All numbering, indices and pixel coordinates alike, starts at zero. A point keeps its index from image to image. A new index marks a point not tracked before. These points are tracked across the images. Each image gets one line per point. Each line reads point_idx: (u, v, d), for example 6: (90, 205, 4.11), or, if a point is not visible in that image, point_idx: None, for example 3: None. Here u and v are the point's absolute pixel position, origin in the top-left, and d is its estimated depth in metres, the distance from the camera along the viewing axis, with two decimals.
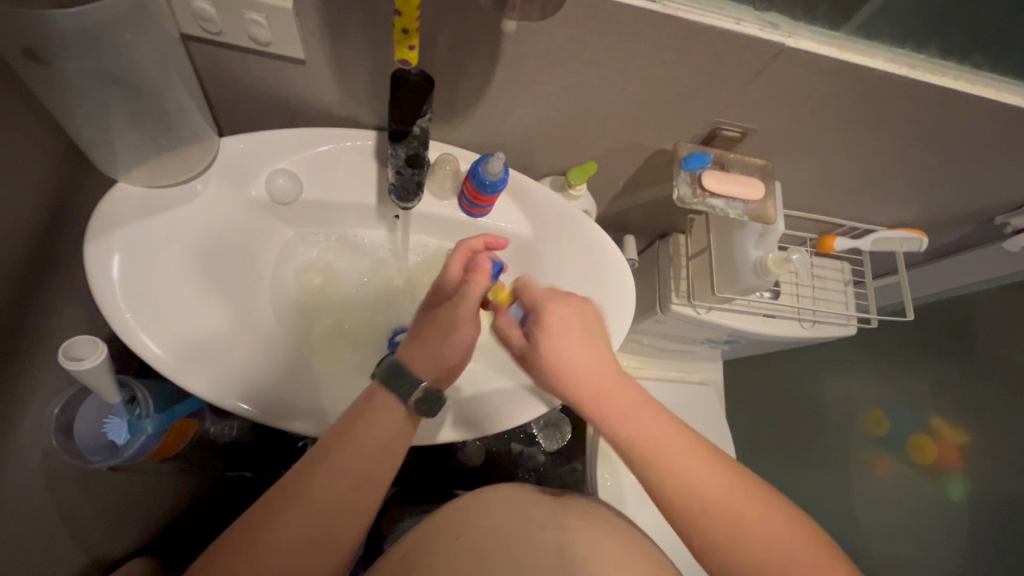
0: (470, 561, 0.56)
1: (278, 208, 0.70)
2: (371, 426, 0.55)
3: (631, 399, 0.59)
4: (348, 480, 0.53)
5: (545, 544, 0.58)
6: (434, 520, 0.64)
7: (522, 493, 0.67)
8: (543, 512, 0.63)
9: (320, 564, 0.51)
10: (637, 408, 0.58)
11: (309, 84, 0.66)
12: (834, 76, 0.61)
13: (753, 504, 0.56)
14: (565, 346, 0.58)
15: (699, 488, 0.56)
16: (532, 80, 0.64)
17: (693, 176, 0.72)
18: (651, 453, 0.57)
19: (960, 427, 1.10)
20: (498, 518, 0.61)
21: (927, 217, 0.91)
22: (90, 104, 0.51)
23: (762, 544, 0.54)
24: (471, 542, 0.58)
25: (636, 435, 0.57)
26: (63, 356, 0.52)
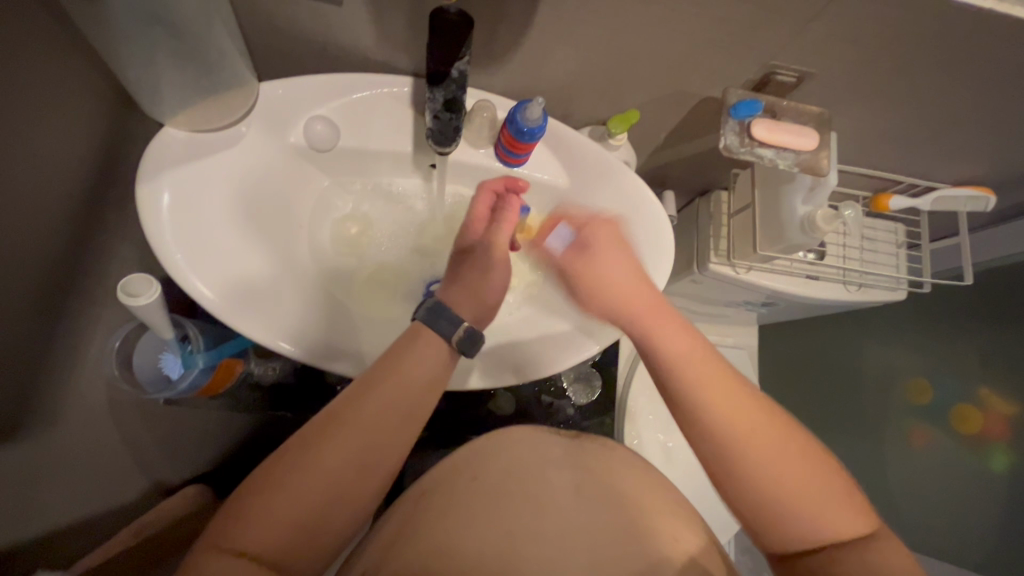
0: (486, 497, 0.57)
1: (317, 155, 0.71)
2: (414, 358, 0.56)
3: (668, 318, 0.63)
4: (397, 406, 0.54)
5: (560, 485, 0.59)
6: (451, 461, 0.66)
7: (539, 434, 0.69)
8: (557, 456, 0.64)
9: (378, 472, 0.53)
10: (675, 331, 0.62)
11: (345, 27, 0.65)
12: (908, 11, 0.56)
13: (782, 451, 0.54)
14: (608, 262, 0.67)
15: (722, 429, 0.56)
16: (574, 20, 0.61)
17: (742, 125, 0.68)
18: (689, 379, 0.58)
19: (1010, 396, 1.04)
20: (512, 459, 0.62)
21: (996, 174, 0.85)
22: (134, 45, 0.52)
23: (783, 491, 0.53)
24: (487, 481, 0.59)
25: (676, 357, 0.60)
26: (121, 292, 0.55)
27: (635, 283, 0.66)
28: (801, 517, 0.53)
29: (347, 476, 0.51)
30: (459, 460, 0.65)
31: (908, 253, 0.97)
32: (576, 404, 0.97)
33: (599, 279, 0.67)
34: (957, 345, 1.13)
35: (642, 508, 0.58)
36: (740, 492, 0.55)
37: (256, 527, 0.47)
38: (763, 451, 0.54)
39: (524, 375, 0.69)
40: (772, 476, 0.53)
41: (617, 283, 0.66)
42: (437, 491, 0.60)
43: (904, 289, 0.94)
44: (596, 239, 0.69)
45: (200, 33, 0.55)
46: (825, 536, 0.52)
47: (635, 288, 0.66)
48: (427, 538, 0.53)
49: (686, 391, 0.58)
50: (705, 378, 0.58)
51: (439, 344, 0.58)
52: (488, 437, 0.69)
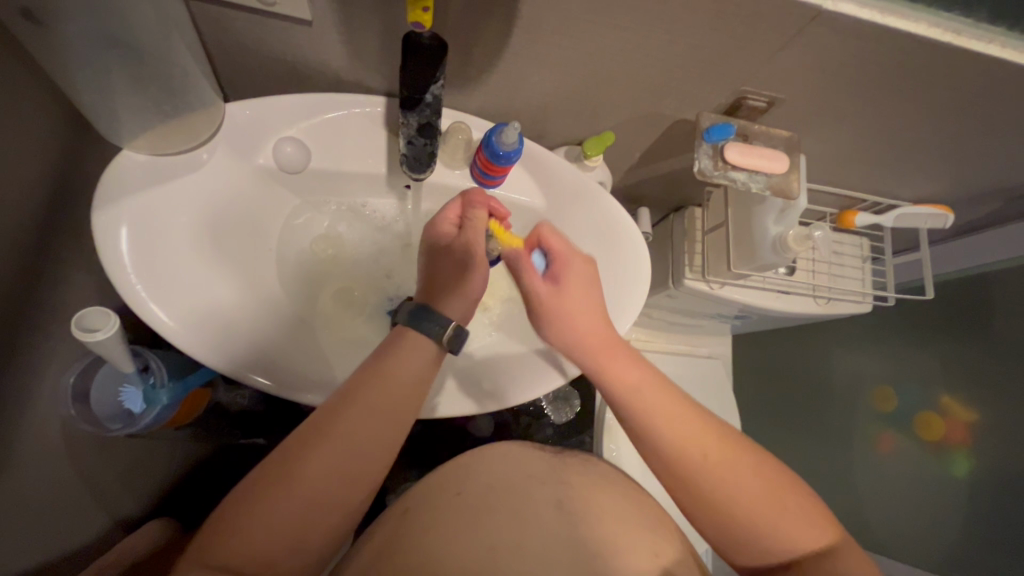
0: (470, 517, 0.56)
1: (287, 177, 0.69)
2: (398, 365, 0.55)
3: (623, 354, 0.60)
4: (375, 420, 0.53)
5: (543, 501, 0.58)
6: (433, 478, 0.65)
7: (522, 451, 0.68)
8: (544, 470, 0.63)
9: (354, 489, 0.51)
10: (625, 365, 0.59)
11: (317, 46, 0.63)
12: (873, 43, 0.57)
13: (705, 441, 0.57)
14: (575, 315, 0.59)
15: (667, 441, 0.57)
16: (551, 45, 0.61)
17: (715, 148, 0.69)
18: (641, 408, 0.58)
19: (970, 407, 1.08)
20: (494, 477, 0.61)
21: (954, 193, 0.88)
22: (91, 69, 0.49)
23: (708, 481, 0.56)
24: (471, 498, 0.58)
25: (630, 390, 0.59)
26: (76, 327, 0.52)
27: (602, 324, 0.60)
28: (728, 503, 0.55)
29: (336, 481, 0.50)
30: (439, 477, 0.64)
31: (874, 267, 1.00)
32: (556, 423, 0.96)
33: (564, 319, 0.59)
34: (919, 353, 1.18)
35: (627, 523, 0.58)
36: (673, 482, 0.58)
37: (247, 548, 0.46)
38: (689, 444, 0.57)
39: (484, 404, 0.66)
40: (699, 465, 0.56)
41: (583, 322, 0.59)
42: (415, 510, 0.59)
43: (870, 302, 0.97)
44: (567, 278, 0.60)
45: (163, 55, 0.53)
46: (777, 537, 0.54)
47: (599, 332, 0.60)
48: (416, 556, 0.52)
49: (640, 421, 0.58)
50: (663, 416, 0.58)
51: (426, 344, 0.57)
52: (473, 451, 0.68)
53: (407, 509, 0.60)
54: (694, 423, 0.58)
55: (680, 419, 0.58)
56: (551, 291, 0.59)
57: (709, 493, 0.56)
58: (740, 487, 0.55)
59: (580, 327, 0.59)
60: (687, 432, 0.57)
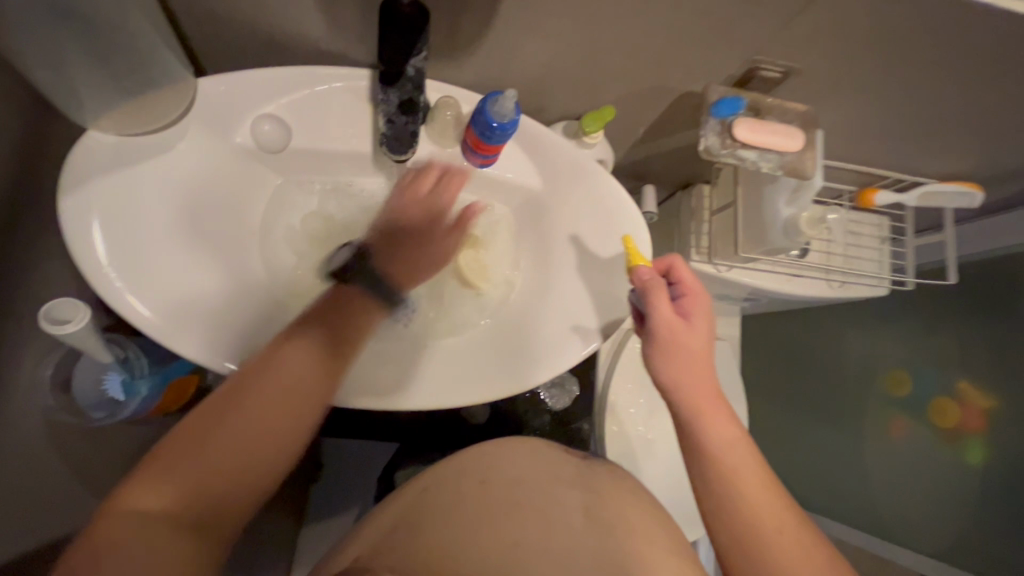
0: (493, 506, 0.56)
1: (267, 157, 0.65)
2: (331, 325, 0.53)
3: (720, 410, 0.59)
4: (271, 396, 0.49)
5: (571, 506, 0.58)
6: (452, 463, 0.64)
7: (533, 447, 0.67)
8: (569, 475, 0.63)
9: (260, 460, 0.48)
10: (723, 419, 0.59)
11: (291, 14, 0.59)
12: (903, 6, 0.51)
13: (780, 518, 0.54)
14: (687, 360, 0.59)
15: (744, 508, 0.55)
16: (544, 13, 0.56)
17: (723, 125, 0.64)
18: (726, 465, 0.57)
19: (986, 393, 1.04)
20: (524, 470, 0.62)
21: (984, 169, 0.82)
22: (42, 46, 0.46)
23: (778, 560, 0.52)
24: (495, 488, 0.58)
25: (723, 446, 0.58)
26: (45, 320, 0.50)
27: (708, 373, 0.59)
28: None
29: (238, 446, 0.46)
30: (432, 478, 0.63)
31: (893, 248, 0.95)
32: (553, 408, 0.94)
33: (682, 354, 0.58)
34: (935, 337, 1.13)
35: (621, 527, 0.56)
36: (733, 547, 0.55)
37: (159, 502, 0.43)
38: (763, 517, 0.54)
39: (510, 389, 0.64)
40: (772, 538, 0.53)
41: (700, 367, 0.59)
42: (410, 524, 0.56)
43: (887, 285, 0.92)
44: (687, 309, 0.60)
45: (117, 25, 0.49)
46: None
47: (709, 377, 0.60)
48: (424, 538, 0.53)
49: (721, 484, 0.56)
50: (744, 478, 0.56)
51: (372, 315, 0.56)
52: (492, 442, 0.67)
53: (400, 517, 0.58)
54: (765, 493, 0.56)
55: (755, 485, 0.56)
56: (678, 320, 0.59)
57: (781, 571, 0.52)
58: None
59: (697, 372, 0.59)
60: (760, 502, 0.55)
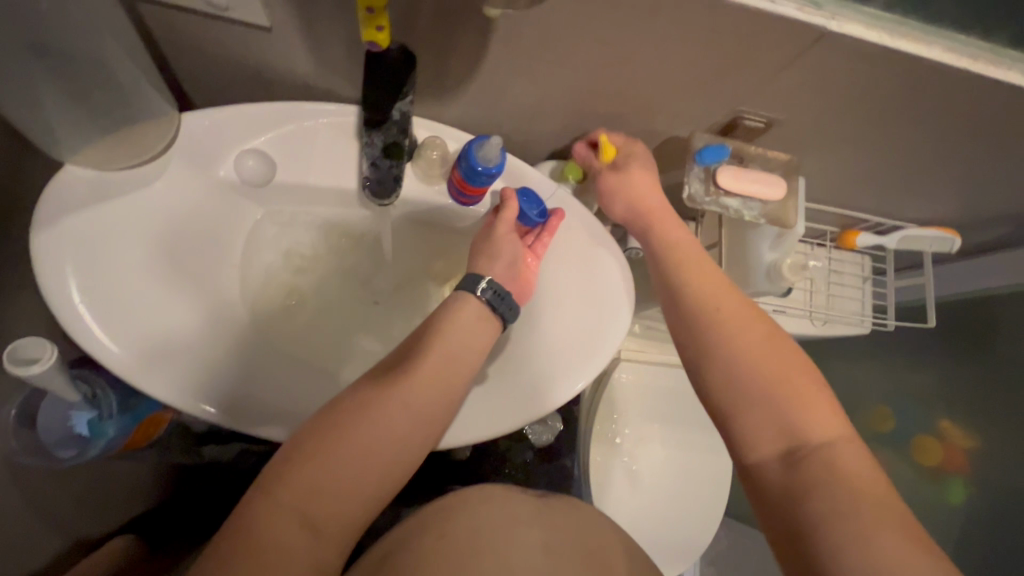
0: (455, 559, 0.53)
1: (250, 191, 0.64)
2: (441, 355, 0.54)
3: (713, 279, 0.58)
4: (394, 434, 0.49)
5: (532, 546, 0.56)
6: (418, 515, 0.61)
7: (501, 492, 0.65)
8: (530, 514, 0.61)
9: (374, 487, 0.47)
10: (719, 288, 0.57)
11: (278, 52, 0.59)
12: (881, 65, 0.52)
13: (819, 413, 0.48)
14: (673, 241, 0.62)
15: (783, 403, 0.49)
16: (531, 58, 0.56)
17: (707, 172, 0.65)
18: (746, 354, 0.52)
19: (972, 436, 1.06)
20: (484, 517, 0.59)
21: (961, 216, 0.84)
22: (17, 81, 0.45)
23: (815, 443, 0.46)
24: (458, 539, 0.56)
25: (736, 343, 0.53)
26: (8, 361, 0.49)
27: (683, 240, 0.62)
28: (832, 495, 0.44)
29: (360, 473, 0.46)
30: (417, 519, 0.61)
31: (875, 288, 0.96)
32: (536, 445, 0.93)
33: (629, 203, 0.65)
34: (917, 375, 1.15)
35: (595, 571, 0.56)
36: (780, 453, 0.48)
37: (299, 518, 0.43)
38: (807, 412, 0.48)
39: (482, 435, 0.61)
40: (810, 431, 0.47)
41: (688, 255, 0.61)
42: (406, 545, 0.56)
43: (869, 324, 0.93)
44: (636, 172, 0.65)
45: (97, 62, 0.48)
46: (850, 506, 0.42)
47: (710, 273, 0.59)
48: None
49: (746, 384, 0.50)
50: (749, 348, 0.52)
51: (471, 340, 0.56)
52: (458, 491, 0.64)
53: (370, 567, 0.56)
54: (794, 391, 0.49)
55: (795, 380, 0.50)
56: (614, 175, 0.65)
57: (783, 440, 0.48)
58: (854, 467, 0.45)
59: (681, 254, 0.61)
60: (776, 380, 0.50)
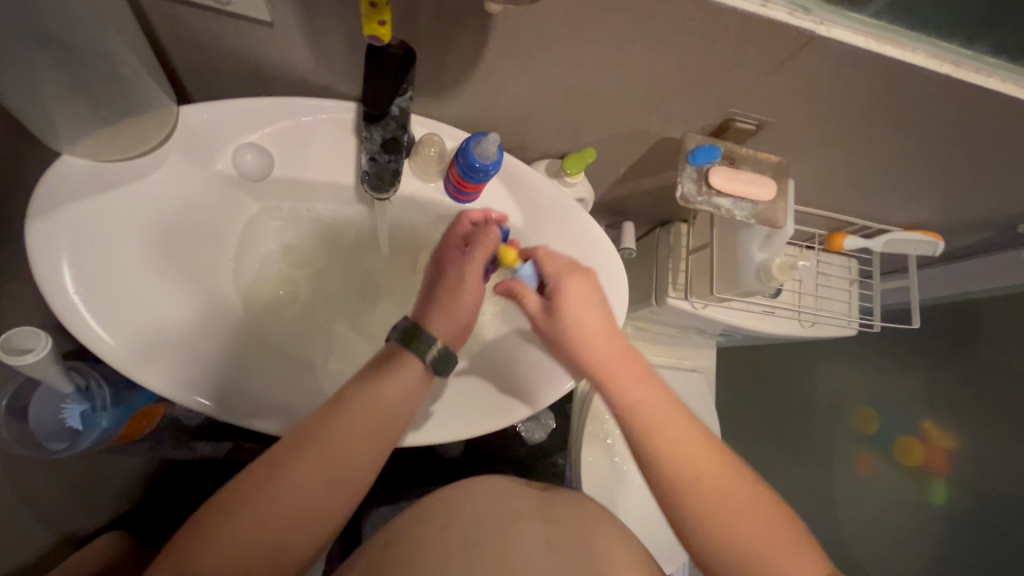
0: (456, 548, 0.55)
1: (247, 185, 0.65)
2: (365, 412, 0.52)
3: (630, 369, 0.57)
4: (326, 471, 0.49)
5: (532, 539, 0.58)
6: (420, 505, 0.64)
7: (506, 486, 0.67)
8: (531, 507, 0.63)
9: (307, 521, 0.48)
10: (637, 377, 0.57)
11: (277, 47, 0.59)
12: (867, 70, 0.54)
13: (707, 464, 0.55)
14: (582, 316, 0.58)
15: (681, 476, 0.54)
16: (529, 58, 0.57)
17: (699, 172, 0.66)
18: (653, 430, 0.55)
19: (949, 436, 1.09)
20: (485, 509, 0.61)
21: (945, 220, 0.86)
22: (17, 71, 0.46)
23: (724, 516, 0.53)
24: (459, 530, 0.58)
25: (641, 408, 0.56)
26: (2, 350, 0.49)
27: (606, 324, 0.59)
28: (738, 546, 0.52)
29: (291, 507, 0.47)
30: (413, 516, 0.62)
31: (861, 290, 0.98)
32: (528, 442, 0.92)
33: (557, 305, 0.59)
34: (901, 378, 1.18)
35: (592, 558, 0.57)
36: (683, 516, 0.54)
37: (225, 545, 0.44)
38: (704, 477, 0.54)
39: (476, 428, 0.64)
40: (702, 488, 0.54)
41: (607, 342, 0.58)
42: (412, 531, 0.59)
43: (855, 325, 0.95)
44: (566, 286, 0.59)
45: (97, 53, 0.48)
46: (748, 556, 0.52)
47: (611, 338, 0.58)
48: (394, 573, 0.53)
49: (655, 452, 0.55)
50: (661, 424, 0.56)
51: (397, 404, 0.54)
52: (458, 484, 0.67)
53: (374, 555, 0.58)
54: (705, 472, 0.54)
55: (684, 437, 0.56)
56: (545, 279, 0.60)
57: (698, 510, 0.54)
58: (754, 527, 0.53)
59: (583, 328, 0.58)
60: (689, 455, 0.55)
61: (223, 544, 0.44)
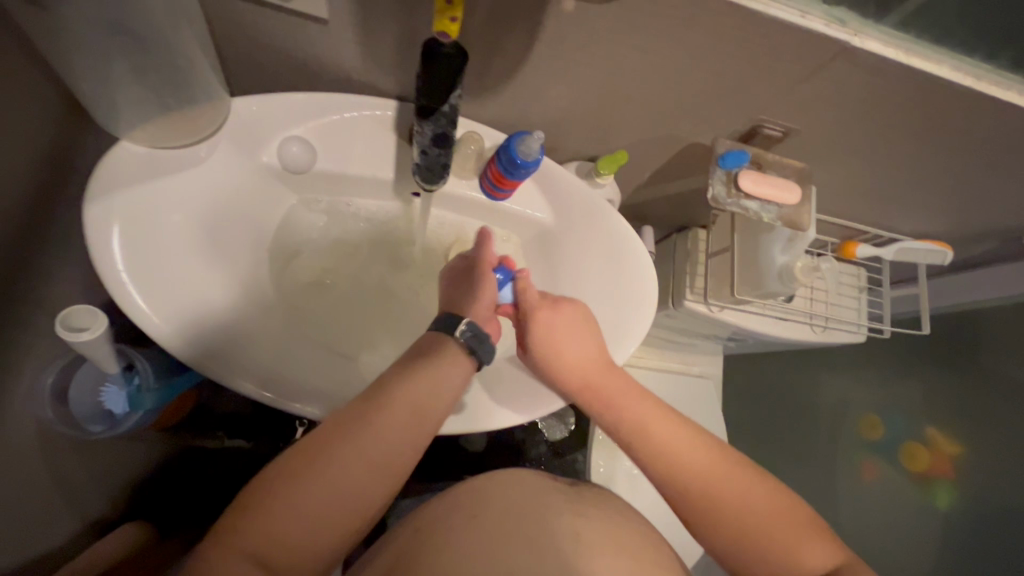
0: (484, 540, 0.54)
1: (291, 178, 0.66)
2: (409, 399, 0.53)
3: (618, 390, 0.62)
4: (373, 455, 0.50)
5: (562, 528, 0.57)
6: (446, 498, 0.63)
7: (535, 479, 0.66)
8: (560, 499, 0.62)
9: (352, 506, 0.48)
10: (627, 396, 0.62)
11: (329, 45, 0.61)
12: (895, 81, 0.57)
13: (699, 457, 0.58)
14: (563, 338, 0.63)
15: (680, 467, 0.57)
16: (572, 62, 0.60)
17: (729, 175, 0.69)
18: (642, 440, 0.59)
19: (955, 440, 1.15)
20: (510, 500, 0.60)
21: (954, 231, 0.89)
22: (93, 57, 0.47)
23: (741, 517, 0.55)
24: (485, 521, 0.57)
25: (627, 421, 0.61)
26: (62, 327, 0.50)
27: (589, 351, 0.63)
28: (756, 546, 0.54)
29: (335, 496, 0.48)
30: (441, 504, 0.62)
31: (871, 297, 1.01)
32: (549, 440, 0.94)
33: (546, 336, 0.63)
34: (908, 384, 1.22)
35: (628, 548, 0.57)
36: (688, 512, 0.57)
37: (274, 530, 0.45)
38: (704, 474, 0.57)
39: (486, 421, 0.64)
40: (700, 478, 0.57)
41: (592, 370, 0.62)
42: (437, 525, 0.58)
43: (865, 332, 0.97)
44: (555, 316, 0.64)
45: (166, 42, 0.50)
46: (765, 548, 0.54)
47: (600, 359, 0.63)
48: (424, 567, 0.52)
49: (649, 452, 0.59)
50: (669, 444, 0.58)
51: (442, 385, 0.55)
52: (484, 476, 0.66)
53: (402, 548, 0.57)
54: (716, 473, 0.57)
55: (680, 437, 0.59)
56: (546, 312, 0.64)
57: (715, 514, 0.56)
58: (773, 525, 0.54)
59: (565, 348, 0.63)
60: (695, 461, 0.57)
61: (275, 524, 0.45)
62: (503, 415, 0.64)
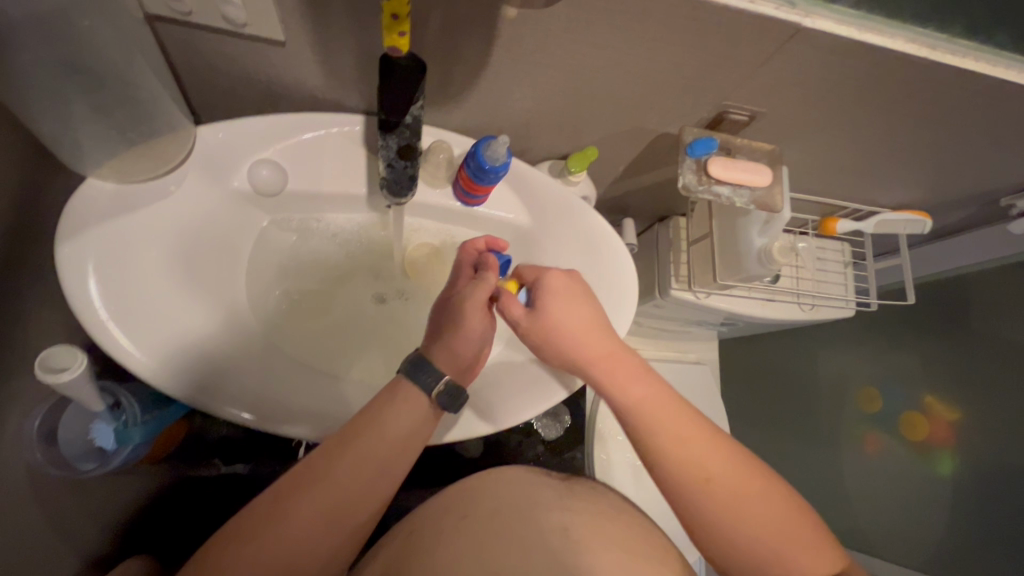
0: (476, 544, 0.54)
1: (262, 201, 0.67)
2: (385, 429, 0.53)
3: (627, 366, 0.61)
4: (350, 483, 0.51)
5: (551, 527, 0.56)
6: (441, 499, 0.63)
7: (530, 478, 0.66)
8: (550, 497, 0.62)
9: (326, 534, 0.50)
10: (632, 374, 0.60)
11: (290, 66, 0.62)
12: (851, 57, 0.58)
13: (718, 458, 0.57)
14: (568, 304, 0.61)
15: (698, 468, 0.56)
16: (532, 63, 0.60)
17: (698, 164, 0.70)
18: (649, 423, 0.58)
19: (953, 405, 1.12)
20: (503, 500, 0.60)
21: (930, 199, 0.89)
22: (49, 100, 0.48)
23: (752, 524, 0.54)
24: (477, 523, 0.57)
25: (634, 404, 0.59)
26: (41, 367, 0.51)
27: (596, 330, 0.61)
28: (763, 550, 0.54)
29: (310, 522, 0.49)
30: (432, 508, 0.62)
31: (857, 271, 1.01)
32: (546, 439, 0.94)
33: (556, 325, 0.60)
34: (901, 354, 1.21)
35: (625, 544, 0.57)
36: (696, 512, 0.57)
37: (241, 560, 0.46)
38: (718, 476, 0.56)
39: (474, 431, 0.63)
40: (713, 481, 0.56)
41: (601, 351, 0.60)
42: (432, 528, 0.58)
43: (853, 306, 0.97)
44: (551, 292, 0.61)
45: (122, 78, 0.51)
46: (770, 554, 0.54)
47: (602, 339, 0.61)
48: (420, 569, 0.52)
49: (661, 441, 0.58)
50: (681, 441, 0.58)
51: (416, 414, 0.56)
52: (478, 474, 0.67)
53: (395, 551, 0.57)
54: (734, 479, 0.56)
55: (697, 442, 0.57)
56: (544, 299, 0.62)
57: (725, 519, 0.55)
58: (784, 532, 0.54)
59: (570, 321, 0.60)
60: (709, 460, 0.57)
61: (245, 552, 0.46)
62: (474, 422, 0.63)
